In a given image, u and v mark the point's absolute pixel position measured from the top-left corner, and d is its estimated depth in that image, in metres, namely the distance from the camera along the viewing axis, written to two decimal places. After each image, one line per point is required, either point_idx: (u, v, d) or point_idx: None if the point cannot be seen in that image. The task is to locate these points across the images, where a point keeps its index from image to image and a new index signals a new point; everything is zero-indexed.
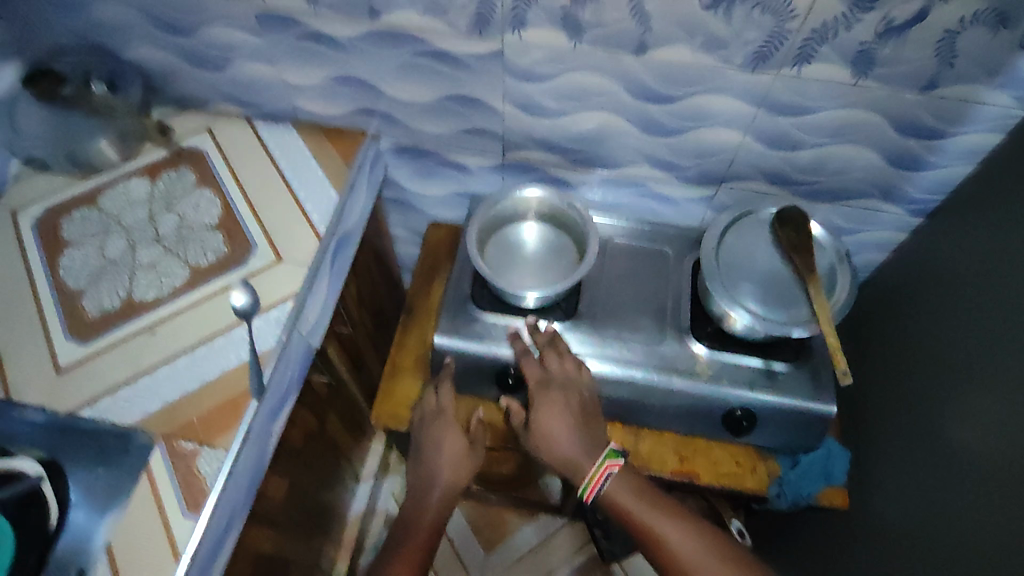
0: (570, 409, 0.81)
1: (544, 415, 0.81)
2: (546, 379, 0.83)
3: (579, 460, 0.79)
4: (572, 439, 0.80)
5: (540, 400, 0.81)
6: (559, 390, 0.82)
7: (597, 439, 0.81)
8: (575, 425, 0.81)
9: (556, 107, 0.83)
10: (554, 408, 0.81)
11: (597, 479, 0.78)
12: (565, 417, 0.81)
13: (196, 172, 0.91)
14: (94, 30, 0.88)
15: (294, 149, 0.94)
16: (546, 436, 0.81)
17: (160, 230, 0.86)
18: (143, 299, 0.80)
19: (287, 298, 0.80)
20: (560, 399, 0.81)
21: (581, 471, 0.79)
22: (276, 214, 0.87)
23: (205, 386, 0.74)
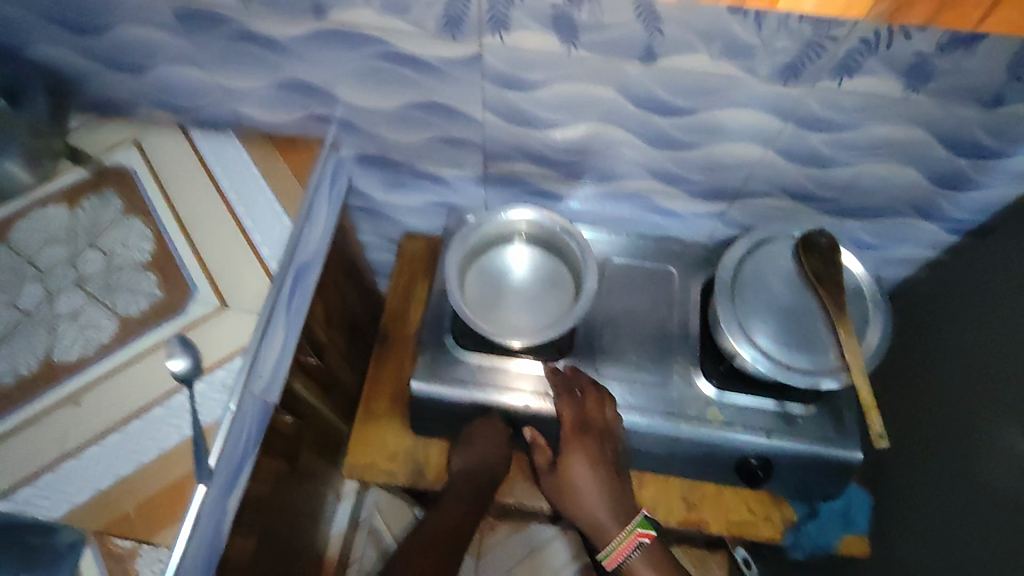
0: (604, 462, 0.72)
1: (575, 465, 0.72)
2: (584, 423, 0.73)
3: (603, 521, 0.71)
4: (604, 497, 0.71)
5: (572, 446, 0.72)
6: (598, 438, 0.73)
7: (625, 497, 0.73)
8: (609, 481, 0.72)
9: (545, 119, 0.71)
10: (587, 459, 0.72)
11: (623, 548, 0.70)
12: (598, 471, 0.72)
13: (122, 197, 0.77)
14: None
15: (237, 164, 0.81)
16: (576, 487, 0.72)
17: (83, 271, 0.72)
18: (64, 360, 0.68)
19: (233, 355, 0.68)
20: (595, 449, 0.72)
21: (603, 535, 0.71)
22: (218, 247, 0.74)
23: (142, 467, 0.63)
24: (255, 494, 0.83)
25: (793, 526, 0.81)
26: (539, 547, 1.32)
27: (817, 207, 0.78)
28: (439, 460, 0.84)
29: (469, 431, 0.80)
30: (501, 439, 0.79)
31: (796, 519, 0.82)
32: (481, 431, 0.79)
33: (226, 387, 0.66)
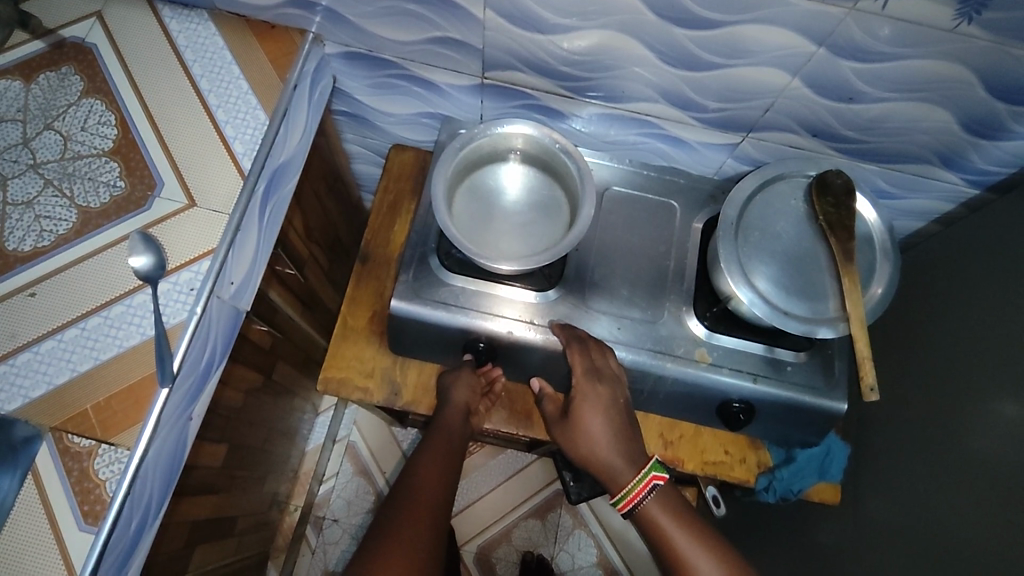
0: (617, 408, 0.70)
1: (587, 410, 0.70)
2: (596, 372, 0.70)
3: (615, 468, 0.68)
4: (617, 443, 0.69)
5: (585, 394, 0.70)
6: (611, 387, 0.70)
7: (635, 443, 0.70)
8: (619, 427, 0.70)
9: (552, 22, 0.64)
10: (600, 407, 0.70)
11: (637, 493, 0.66)
12: (612, 418, 0.70)
13: (83, 75, 0.70)
14: None
15: (211, 49, 0.74)
16: (590, 435, 0.70)
17: (39, 154, 0.67)
18: (17, 250, 0.63)
19: (200, 257, 0.63)
20: (608, 397, 0.70)
21: (617, 482, 0.68)
22: (187, 140, 0.68)
23: (102, 364, 0.60)
24: (227, 403, 0.80)
25: (769, 470, 0.81)
26: (515, 471, 1.34)
27: (836, 147, 0.73)
28: (418, 381, 0.82)
29: (449, 379, 0.78)
30: (478, 394, 0.79)
31: (772, 464, 0.81)
32: (454, 377, 0.78)
33: (193, 288, 0.62)
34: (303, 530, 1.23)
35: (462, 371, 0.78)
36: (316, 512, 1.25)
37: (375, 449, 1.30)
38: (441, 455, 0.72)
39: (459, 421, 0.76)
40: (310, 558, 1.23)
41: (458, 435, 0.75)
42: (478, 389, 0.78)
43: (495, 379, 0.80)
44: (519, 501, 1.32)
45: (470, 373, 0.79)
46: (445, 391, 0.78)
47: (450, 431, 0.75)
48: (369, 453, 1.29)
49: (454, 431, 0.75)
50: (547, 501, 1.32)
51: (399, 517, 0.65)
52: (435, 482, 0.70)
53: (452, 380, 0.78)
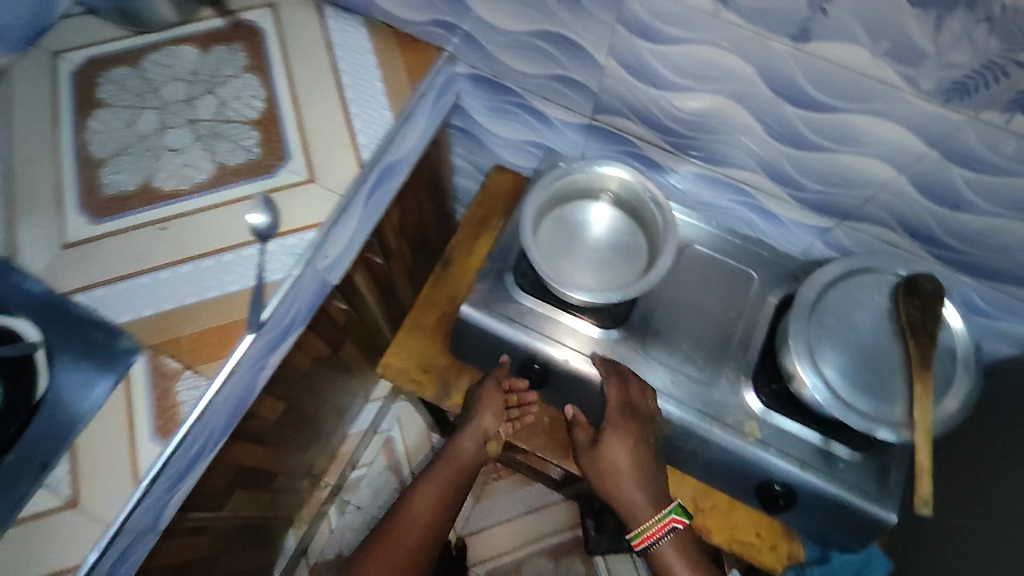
0: (644, 447, 0.73)
1: (615, 444, 0.73)
2: (630, 408, 0.72)
3: (636, 505, 0.72)
4: (639, 480, 0.72)
5: (616, 429, 0.72)
6: (642, 421, 0.72)
7: (660, 482, 0.73)
8: (644, 465, 0.73)
9: (670, 80, 0.67)
10: (629, 444, 0.72)
11: (654, 533, 0.71)
12: (638, 456, 0.73)
13: (248, 54, 0.81)
14: None
15: (358, 51, 0.82)
16: (614, 468, 0.73)
17: (197, 113, 0.76)
18: (159, 189, 0.72)
19: (307, 227, 0.70)
20: (638, 434, 0.72)
21: (636, 518, 0.72)
22: (319, 124, 0.76)
23: (203, 302, 0.67)
24: (294, 366, 0.86)
25: (798, 564, 0.79)
26: (539, 506, 1.34)
27: (933, 251, 0.72)
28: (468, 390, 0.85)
29: (483, 388, 0.80)
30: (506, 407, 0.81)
31: (802, 559, 0.78)
32: (486, 380, 0.80)
33: (295, 252, 0.69)
34: (328, 508, 1.28)
35: (497, 378, 0.80)
36: (344, 494, 1.30)
37: (412, 450, 1.33)
38: (442, 483, 0.76)
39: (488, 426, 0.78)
40: (327, 537, 1.27)
41: (465, 464, 0.78)
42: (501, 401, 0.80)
43: (523, 390, 0.82)
44: (537, 537, 1.31)
45: (496, 386, 0.80)
46: (479, 398, 0.79)
47: (462, 457, 0.78)
48: (405, 452, 1.33)
49: (462, 460, 0.78)
50: (564, 544, 1.31)
51: (372, 545, 0.71)
52: (425, 507, 0.74)
53: (483, 390, 0.80)
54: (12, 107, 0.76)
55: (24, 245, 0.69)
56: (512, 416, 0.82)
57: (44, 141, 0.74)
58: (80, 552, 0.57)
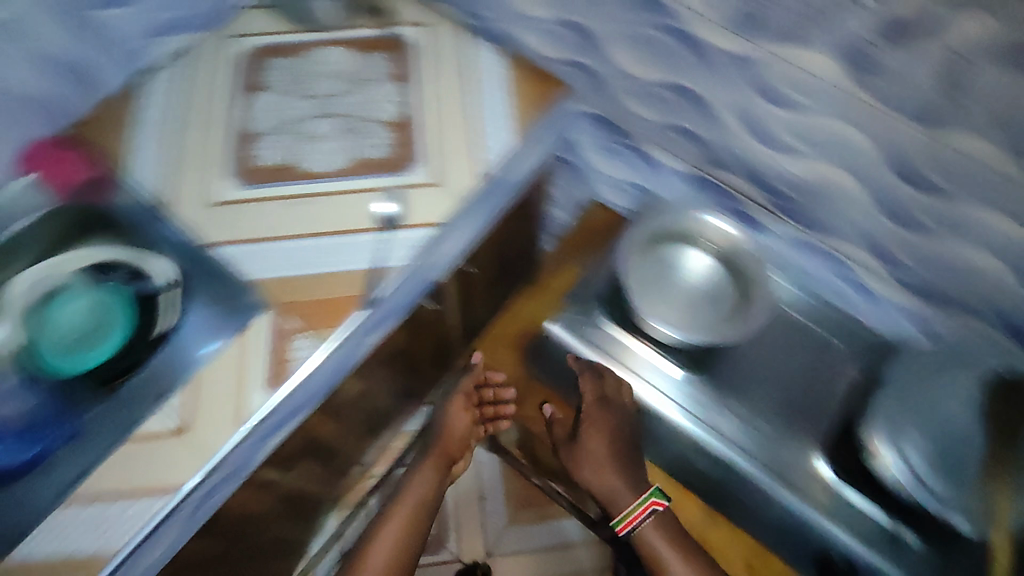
0: (617, 436, 0.81)
1: (594, 434, 0.81)
2: (605, 399, 0.81)
3: (618, 491, 0.79)
4: (619, 468, 0.80)
5: (593, 419, 0.81)
6: (617, 412, 0.81)
7: (631, 465, 0.81)
8: (620, 451, 0.81)
9: (788, 145, 0.71)
10: (605, 433, 0.81)
11: (636, 516, 0.77)
12: (613, 445, 0.80)
13: (396, 63, 0.89)
14: None
15: (493, 74, 0.88)
16: (595, 455, 0.80)
17: (345, 108, 0.84)
18: (301, 169, 0.79)
19: (427, 225, 0.76)
20: (613, 424, 0.81)
21: (618, 503, 0.79)
22: (449, 134, 0.82)
23: (324, 274, 0.72)
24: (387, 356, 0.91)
25: None
26: None
27: None
28: None
29: (452, 403, 1.00)
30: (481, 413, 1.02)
31: None
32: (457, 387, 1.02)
33: (414, 245, 0.75)
34: None
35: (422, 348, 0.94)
36: None
37: None
38: (402, 522, 0.88)
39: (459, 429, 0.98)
40: None
41: (452, 443, 0.97)
42: (474, 403, 1.01)
43: (498, 385, 1.04)
44: None
45: (466, 392, 1.01)
46: (452, 412, 0.99)
47: (448, 443, 0.97)
48: None
49: (446, 445, 0.96)
50: None
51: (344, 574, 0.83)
52: (422, 484, 0.93)
53: (453, 405, 1.00)
54: (189, 78, 0.86)
55: (181, 196, 0.78)
56: (489, 413, 1.03)
57: (211, 110, 0.84)
58: (175, 479, 0.62)
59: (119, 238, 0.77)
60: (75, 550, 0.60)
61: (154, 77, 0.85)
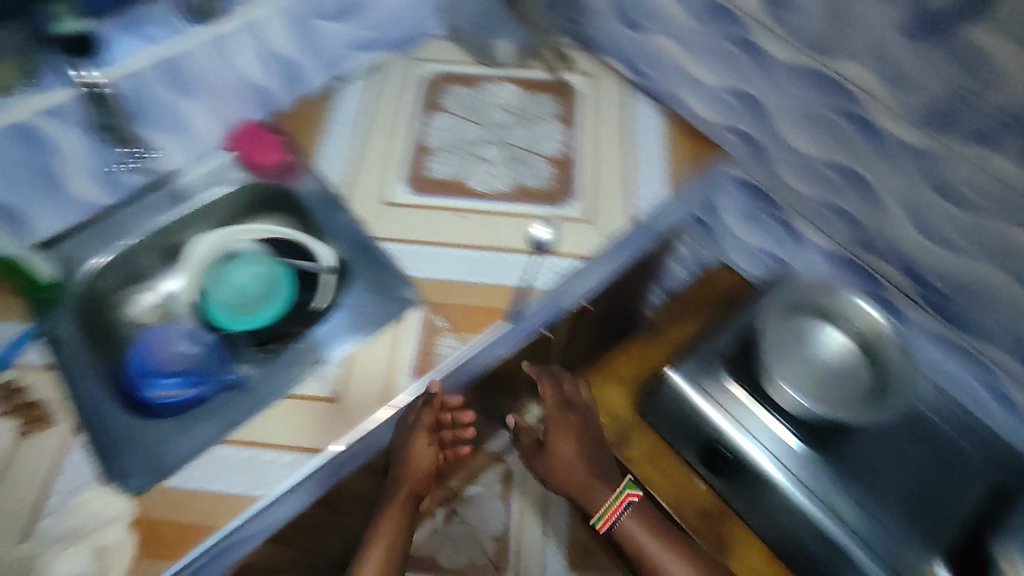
0: (583, 434, 0.86)
1: (560, 437, 0.85)
2: (569, 402, 0.88)
3: (591, 488, 0.82)
4: (588, 465, 0.83)
5: (557, 421, 0.86)
6: (585, 414, 0.88)
7: (604, 464, 0.85)
8: (587, 449, 0.85)
9: (952, 240, 0.71)
10: (571, 437, 0.85)
11: (614, 511, 0.82)
12: (581, 442, 0.85)
13: (560, 106, 0.94)
14: None
15: (650, 130, 0.92)
16: (564, 459, 0.83)
17: (511, 138, 0.91)
18: (468, 185, 0.86)
19: (575, 256, 0.81)
20: (579, 425, 0.86)
21: (593, 502, 0.82)
22: (606, 177, 0.87)
23: (476, 283, 0.78)
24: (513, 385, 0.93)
25: None
26: None
27: None
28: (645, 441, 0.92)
29: (407, 439, 0.72)
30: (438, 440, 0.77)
31: None
32: (412, 422, 0.72)
33: (559, 271, 0.80)
34: None
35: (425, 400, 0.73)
36: None
37: None
38: (382, 549, 0.75)
39: (421, 467, 0.75)
40: None
41: (420, 476, 0.76)
42: (436, 428, 0.75)
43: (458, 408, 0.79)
44: None
45: (426, 431, 0.73)
46: (413, 450, 0.74)
47: (415, 474, 0.76)
48: None
49: (414, 476, 0.76)
50: None
51: None
52: (398, 515, 0.76)
53: (412, 443, 0.73)
54: (378, 91, 0.95)
55: (359, 193, 0.86)
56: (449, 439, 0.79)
57: (391, 124, 0.92)
58: (325, 442, 0.68)
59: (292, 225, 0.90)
60: (222, 489, 0.65)
61: (347, 87, 0.94)
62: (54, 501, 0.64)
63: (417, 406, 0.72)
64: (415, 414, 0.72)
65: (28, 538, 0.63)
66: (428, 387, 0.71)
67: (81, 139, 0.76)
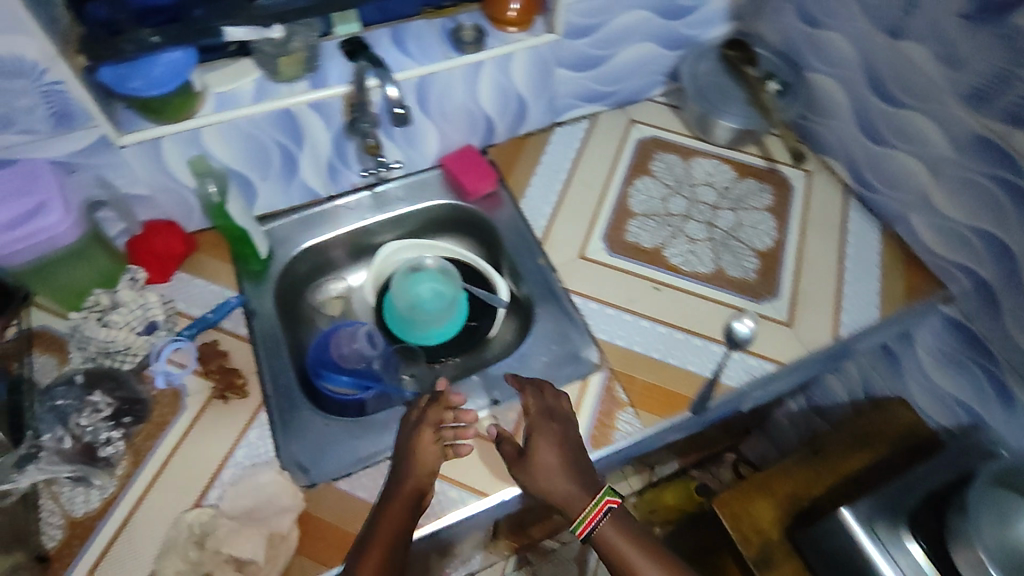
0: (568, 441, 0.66)
1: (542, 443, 0.65)
2: (549, 412, 0.68)
3: (572, 495, 0.62)
4: (573, 468, 0.64)
5: (538, 428, 0.66)
6: (564, 425, 0.67)
7: (590, 469, 0.65)
8: (573, 458, 0.65)
9: None
10: (554, 442, 0.65)
11: (591, 518, 0.61)
12: (566, 450, 0.65)
13: (773, 197, 0.91)
14: (804, 43, 0.91)
15: (866, 247, 0.87)
16: (545, 466, 0.63)
17: (717, 220, 0.88)
18: (667, 259, 0.84)
19: (771, 360, 0.76)
20: (562, 434, 0.66)
21: (570, 508, 0.62)
22: (810, 285, 0.83)
23: (664, 362, 0.75)
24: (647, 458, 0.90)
25: None
26: None
27: None
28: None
29: (412, 435, 0.65)
30: (444, 450, 0.66)
31: None
32: (417, 419, 0.67)
33: (752, 372, 0.75)
34: None
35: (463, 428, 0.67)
36: None
37: None
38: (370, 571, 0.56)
39: (424, 469, 0.63)
40: None
41: (423, 477, 0.63)
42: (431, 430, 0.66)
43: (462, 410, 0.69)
44: None
45: (431, 428, 0.66)
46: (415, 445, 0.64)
47: (419, 475, 0.63)
48: None
49: (415, 480, 0.62)
50: None
51: None
52: (397, 514, 0.60)
53: (416, 439, 0.64)
54: (591, 144, 0.95)
55: (555, 240, 0.86)
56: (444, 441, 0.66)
57: (598, 176, 0.92)
58: (494, 488, 0.68)
59: (481, 257, 0.93)
60: None
61: (562, 131, 0.97)
62: (228, 476, 0.67)
63: (422, 404, 0.69)
64: (420, 411, 0.68)
65: (199, 506, 0.65)
66: (439, 388, 0.70)
67: (328, 132, 0.79)
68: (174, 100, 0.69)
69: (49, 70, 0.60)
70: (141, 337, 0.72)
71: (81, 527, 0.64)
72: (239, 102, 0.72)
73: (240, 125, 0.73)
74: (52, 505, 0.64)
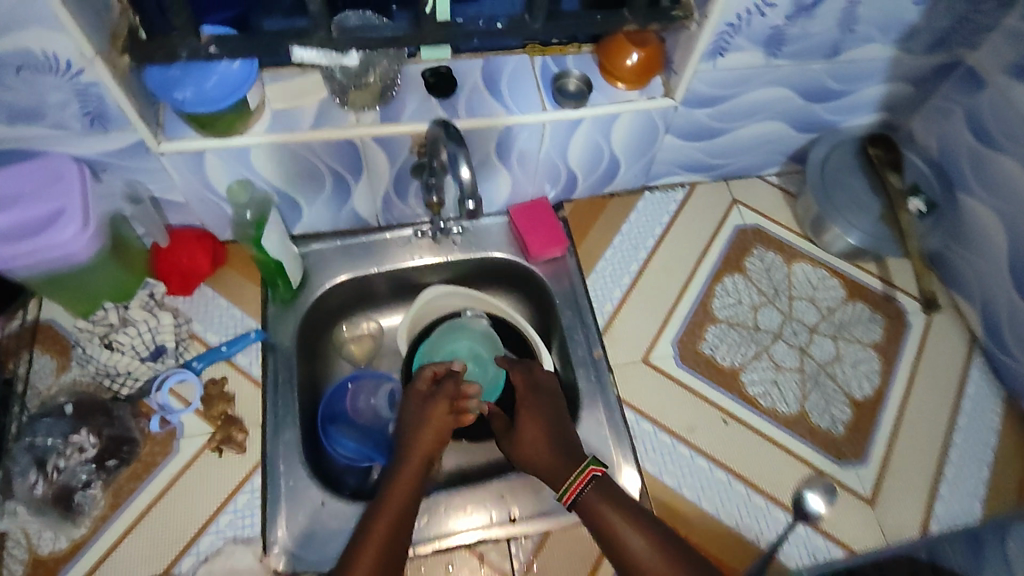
0: (558, 418, 0.65)
1: (526, 417, 0.65)
2: (535, 385, 0.68)
3: (560, 466, 0.61)
4: (562, 443, 0.63)
5: (527, 404, 0.66)
6: (551, 399, 0.66)
7: (578, 443, 0.63)
8: (561, 435, 0.63)
9: None
10: (543, 416, 0.65)
11: (574, 486, 0.59)
12: (553, 424, 0.64)
13: (885, 331, 0.77)
14: (968, 161, 0.75)
15: (983, 419, 0.73)
16: (531, 438, 0.63)
17: (812, 347, 0.75)
18: (743, 386, 0.73)
19: (841, 543, 0.66)
20: (551, 408, 0.65)
21: (558, 481, 0.60)
22: (905, 455, 0.70)
23: (716, 519, 0.66)
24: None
25: None
26: None
27: None
28: None
29: (424, 408, 0.63)
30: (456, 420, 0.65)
31: None
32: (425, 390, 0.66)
33: (814, 556, 0.65)
34: None
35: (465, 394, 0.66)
36: None
37: None
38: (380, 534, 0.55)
39: (432, 436, 0.62)
40: None
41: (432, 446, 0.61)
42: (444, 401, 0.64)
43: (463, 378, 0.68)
44: None
45: (443, 399, 0.64)
46: (421, 414, 0.63)
47: (428, 443, 0.61)
48: None
49: (426, 444, 0.61)
50: None
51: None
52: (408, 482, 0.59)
53: (428, 411, 0.63)
54: (683, 220, 0.83)
55: (618, 333, 0.75)
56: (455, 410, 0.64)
57: (684, 264, 0.80)
58: None
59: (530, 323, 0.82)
60: None
61: (653, 198, 0.84)
62: (205, 545, 0.61)
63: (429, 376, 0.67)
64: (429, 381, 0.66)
65: None
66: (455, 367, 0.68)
67: (390, 167, 0.69)
68: (226, 116, 0.59)
69: (84, 71, 0.52)
70: (145, 363, 0.66)
71: (44, 566, 0.59)
72: (297, 125, 0.63)
73: (292, 148, 0.63)
74: (19, 536, 0.60)
